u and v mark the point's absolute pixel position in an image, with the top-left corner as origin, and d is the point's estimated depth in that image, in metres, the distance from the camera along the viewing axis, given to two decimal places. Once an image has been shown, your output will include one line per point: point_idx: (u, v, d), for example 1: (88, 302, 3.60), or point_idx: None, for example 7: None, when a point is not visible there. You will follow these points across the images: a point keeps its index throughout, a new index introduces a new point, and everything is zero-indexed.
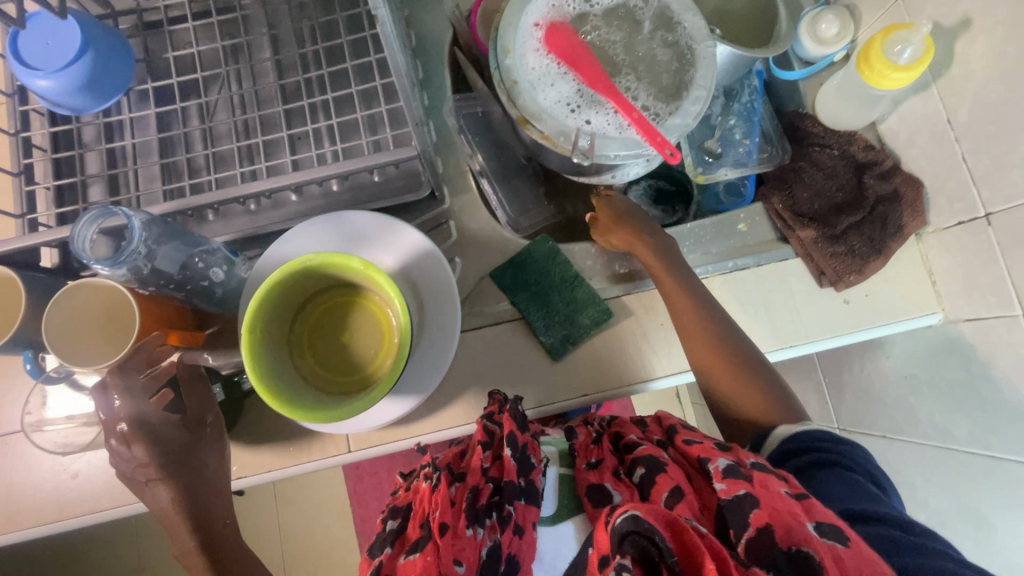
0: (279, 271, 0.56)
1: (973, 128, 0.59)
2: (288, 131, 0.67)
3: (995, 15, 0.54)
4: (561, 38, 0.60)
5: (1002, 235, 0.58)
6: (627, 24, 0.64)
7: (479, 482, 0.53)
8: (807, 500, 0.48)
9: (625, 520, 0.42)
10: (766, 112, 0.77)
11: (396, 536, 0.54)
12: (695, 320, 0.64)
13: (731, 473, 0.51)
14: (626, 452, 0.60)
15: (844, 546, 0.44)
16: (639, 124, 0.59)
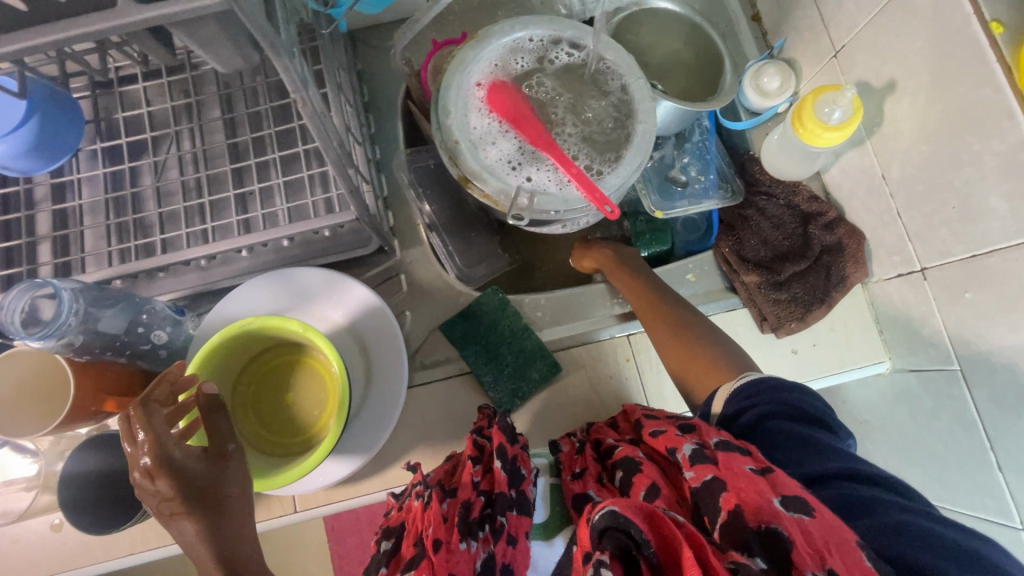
0: (219, 336, 0.56)
1: (905, 185, 0.60)
2: (237, 190, 0.68)
3: (916, 79, 0.55)
4: (503, 98, 0.60)
5: (937, 290, 0.59)
6: (571, 80, 0.63)
7: (471, 495, 0.53)
8: (772, 474, 0.45)
9: (601, 517, 0.42)
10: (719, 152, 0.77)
11: (391, 556, 0.53)
12: (679, 337, 0.64)
13: (699, 459, 0.48)
14: (607, 457, 0.56)
15: (810, 517, 0.41)
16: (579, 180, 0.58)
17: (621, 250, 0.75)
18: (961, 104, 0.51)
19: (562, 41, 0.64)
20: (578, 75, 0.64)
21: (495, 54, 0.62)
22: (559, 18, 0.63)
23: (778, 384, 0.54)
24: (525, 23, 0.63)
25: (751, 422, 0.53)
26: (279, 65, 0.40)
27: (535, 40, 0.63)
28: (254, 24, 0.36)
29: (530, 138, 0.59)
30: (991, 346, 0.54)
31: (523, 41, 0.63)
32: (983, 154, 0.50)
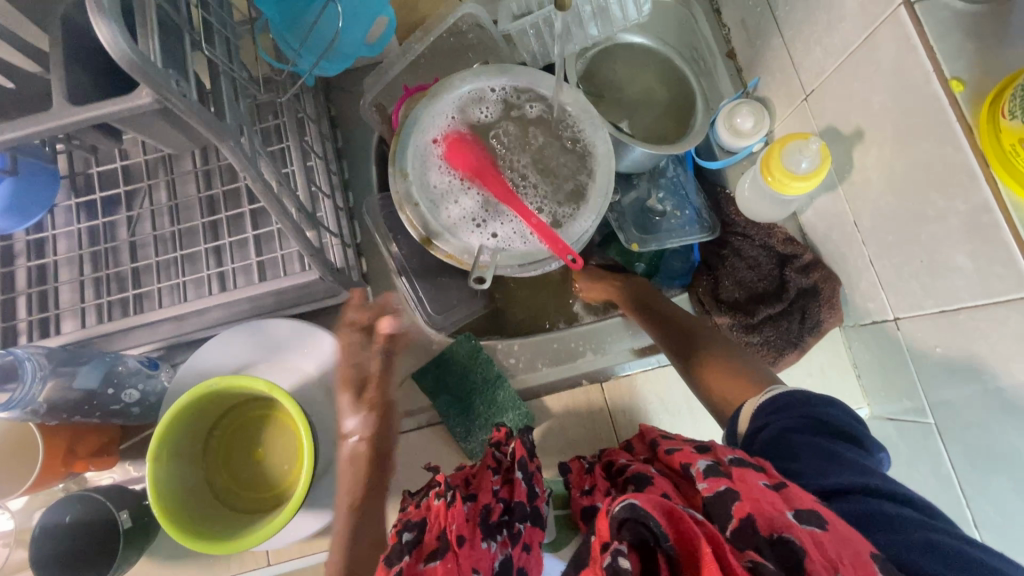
0: (186, 396, 0.56)
1: (875, 234, 0.59)
2: (210, 244, 0.69)
3: (882, 130, 0.54)
4: (462, 153, 0.59)
5: (910, 341, 0.58)
6: (531, 128, 0.63)
7: (490, 500, 0.51)
8: (785, 488, 0.44)
9: (622, 508, 0.41)
10: (694, 187, 0.75)
11: (415, 544, 0.48)
12: (713, 356, 0.63)
13: (712, 472, 0.46)
14: (618, 474, 0.56)
15: (823, 529, 0.40)
16: (541, 232, 0.58)
17: (628, 279, 0.74)
18: (925, 159, 0.50)
19: (517, 89, 0.63)
20: (538, 122, 0.63)
21: (451, 108, 0.62)
22: (516, 68, 0.63)
23: (802, 398, 0.53)
24: (477, 74, 0.62)
25: (775, 435, 0.52)
26: (226, 148, 0.41)
27: (489, 89, 0.62)
28: (194, 119, 0.36)
29: (494, 192, 0.59)
30: (964, 402, 0.53)
31: (477, 92, 0.62)
32: (947, 212, 0.49)
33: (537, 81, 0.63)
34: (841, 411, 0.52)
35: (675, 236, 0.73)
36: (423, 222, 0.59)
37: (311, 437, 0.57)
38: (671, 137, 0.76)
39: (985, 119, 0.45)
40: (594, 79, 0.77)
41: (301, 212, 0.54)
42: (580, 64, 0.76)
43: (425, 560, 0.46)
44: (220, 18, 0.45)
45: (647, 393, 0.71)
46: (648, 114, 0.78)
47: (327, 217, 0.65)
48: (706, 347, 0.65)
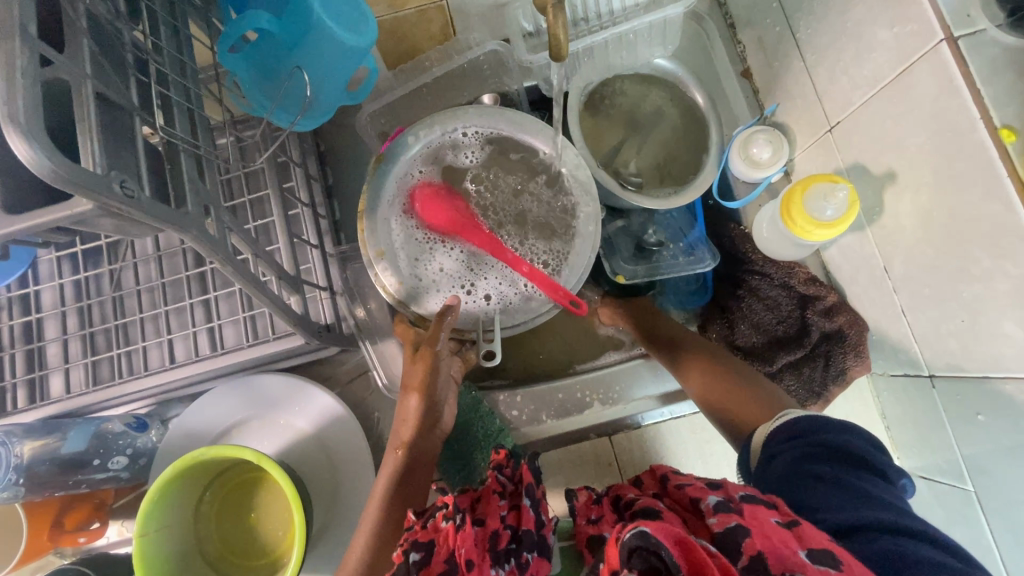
0: (172, 468, 0.53)
1: (908, 283, 0.54)
2: (194, 297, 0.65)
3: (918, 175, 0.49)
4: (438, 208, 0.58)
5: (947, 401, 0.53)
6: (505, 172, 0.61)
7: (498, 525, 0.47)
8: (799, 528, 0.40)
9: (633, 536, 0.37)
10: (689, 221, 0.72)
11: (421, 568, 0.45)
12: (729, 387, 0.59)
13: (724, 508, 0.43)
14: (625, 509, 0.50)
15: (838, 570, 0.36)
16: (536, 279, 0.57)
17: (637, 308, 0.69)
18: (969, 213, 0.45)
19: (480, 133, 0.61)
20: (511, 165, 0.61)
21: (420, 160, 0.60)
22: (491, 110, 0.60)
23: (823, 422, 0.49)
24: (433, 125, 0.60)
25: (789, 467, 0.47)
26: (190, 237, 0.37)
27: (452, 136, 0.60)
28: (148, 218, 0.33)
29: (478, 243, 0.58)
30: (1007, 475, 0.48)
31: (439, 142, 0.60)
32: (994, 273, 0.44)
33: (504, 122, 0.61)
34: (863, 441, 0.48)
35: (682, 265, 0.69)
36: (408, 293, 0.58)
37: (303, 510, 0.54)
38: (686, 175, 0.71)
39: None
40: (598, 114, 0.72)
41: (281, 278, 0.50)
42: (583, 97, 0.72)
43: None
44: (182, 86, 0.41)
45: (659, 443, 0.68)
46: (659, 151, 0.72)
47: (314, 268, 0.63)
48: (731, 381, 0.59)
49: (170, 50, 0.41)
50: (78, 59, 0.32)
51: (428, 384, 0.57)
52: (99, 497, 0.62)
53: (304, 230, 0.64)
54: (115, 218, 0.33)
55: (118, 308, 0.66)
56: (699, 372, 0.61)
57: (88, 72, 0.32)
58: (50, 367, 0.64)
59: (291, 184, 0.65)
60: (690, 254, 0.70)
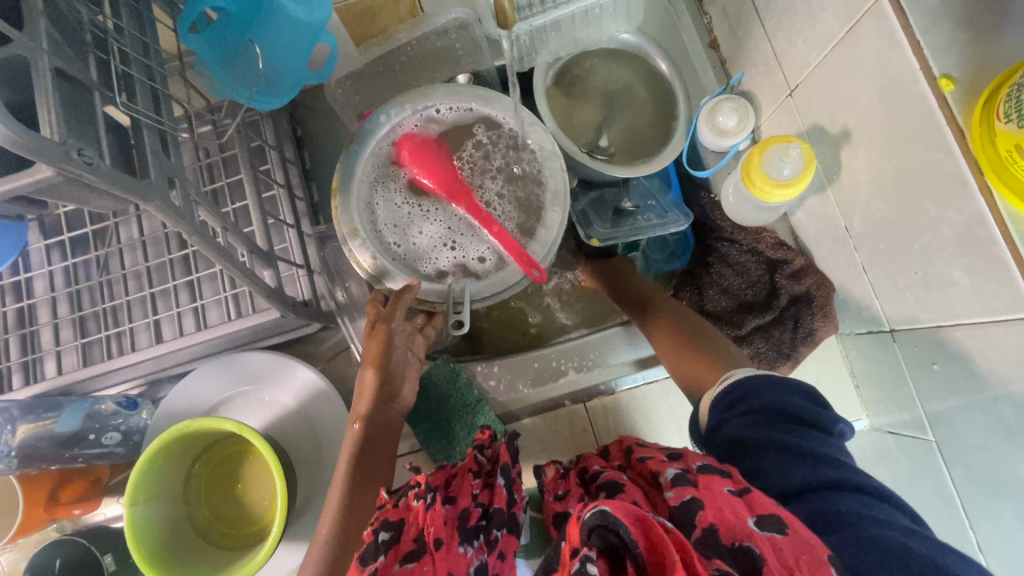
0: (157, 441, 0.56)
1: (867, 240, 0.55)
2: (178, 279, 0.67)
3: (870, 131, 0.50)
4: (422, 158, 0.60)
5: (907, 355, 0.54)
6: (475, 148, 0.63)
7: (469, 503, 0.48)
8: (750, 495, 0.40)
9: (593, 515, 0.35)
10: (659, 189, 0.73)
11: (390, 546, 0.46)
12: (697, 349, 0.59)
13: (681, 480, 0.43)
14: (591, 482, 0.51)
15: (782, 535, 0.37)
16: (504, 241, 0.59)
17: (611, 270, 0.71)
18: (915, 164, 0.46)
19: (453, 110, 0.63)
20: (478, 143, 0.63)
21: (392, 130, 0.61)
22: (459, 88, 0.62)
23: (760, 384, 0.49)
24: (402, 103, 0.61)
25: (738, 434, 0.46)
26: (153, 207, 0.39)
27: (423, 112, 0.62)
28: (106, 185, 0.34)
29: (457, 204, 0.60)
30: (963, 422, 0.49)
31: (412, 119, 0.62)
32: (940, 222, 0.45)
33: (473, 100, 0.62)
34: (803, 397, 0.48)
35: (657, 224, 0.70)
36: (381, 269, 0.59)
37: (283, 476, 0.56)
38: (654, 150, 0.72)
39: (978, 122, 0.40)
40: (566, 92, 0.73)
41: (253, 252, 0.52)
42: (550, 75, 0.72)
43: (401, 560, 0.45)
44: (143, 65, 0.43)
45: (634, 409, 0.70)
46: (627, 128, 0.73)
47: (291, 247, 0.64)
48: (689, 348, 0.60)
49: (131, 31, 0.43)
50: (35, 36, 0.34)
51: (381, 362, 0.59)
52: (93, 475, 0.64)
53: (280, 211, 0.66)
54: (75, 185, 0.35)
55: (107, 293, 0.68)
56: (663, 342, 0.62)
57: (45, 48, 0.34)
58: (43, 350, 0.67)
59: (268, 166, 0.67)
60: (665, 217, 0.72)
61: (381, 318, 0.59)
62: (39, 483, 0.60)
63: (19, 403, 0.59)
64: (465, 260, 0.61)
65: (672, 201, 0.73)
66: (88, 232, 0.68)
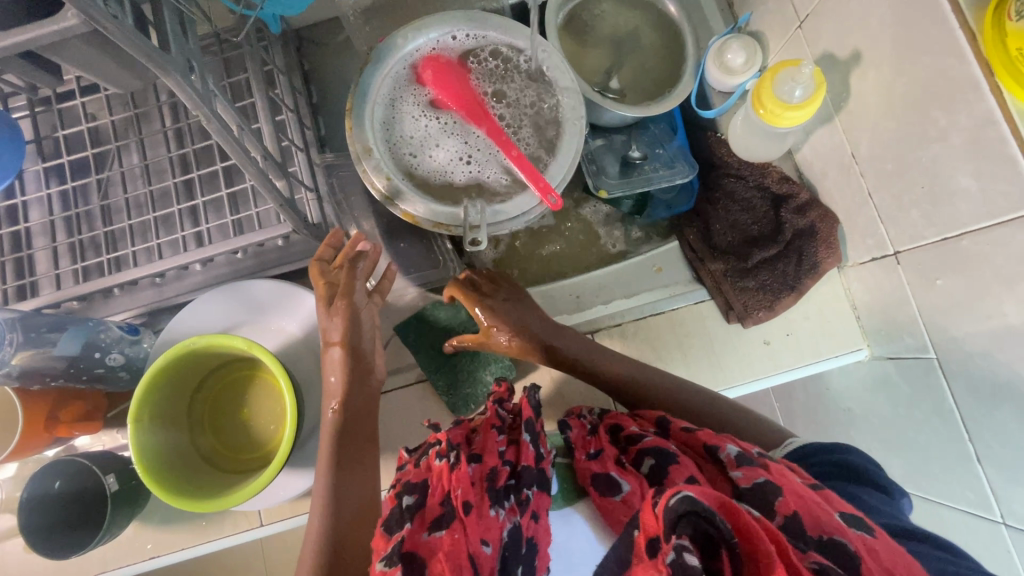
0: (164, 357, 0.55)
1: (874, 163, 0.56)
2: (181, 205, 0.66)
3: (880, 50, 0.51)
4: (445, 79, 0.61)
5: (910, 275, 0.55)
6: (491, 74, 0.63)
7: (496, 462, 0.48)
8: (825, 491, 0.43)
9: (677, 501, 0.37)
10: (666, 135, 0.74)
11: (416, 511, 0.45)
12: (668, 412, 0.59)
13: (747, 461, 0.45)
14: (629, 444, 0.52)
15: (873, 536, 0.39)
16: (522, 166, 0.59)
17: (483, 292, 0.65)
18: (926, 75, 0.47)
19: (470, 38, 0.63)
20: (495, 69, 0.63)
21: (411, 53, 0.62)
22: (476, 14, 0.63)
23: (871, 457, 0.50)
24: (420, 28, 0.62)
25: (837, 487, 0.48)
26: (174, 83, 0.38)
27: (442, 38, 0.63)
28: (133, 44, 0.34)
29: (478, 126, 0.61)
30: (965, 333, 0.51)
31: (430, 44, 0.62)
32: (949, 129, 0.46)
33: (489, 29, 0.63)
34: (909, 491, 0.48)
35: (665, 175, 0.71)
36: (394, 189, 0.60)
37: (293, 394, 0.55)
38: (664, 91, 0.73)
39: (989, 22, 0.42)
40: (577, 31, 0.74)
41: (267, 159, 0.52)
42: (561, 15, 0.73)
43: (428, 529, 0.43)
44: None
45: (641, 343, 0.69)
46: (638, 68, 0.74)
47: (300, 170, 0.63)
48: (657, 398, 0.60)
49: None
50: None
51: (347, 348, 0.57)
52: (92, 400, 0.64)
53: (288, 136, 0.65)
54: None
55: (106, 219, 0.67)
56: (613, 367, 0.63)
57: None
58: (37, 275, 0.65)
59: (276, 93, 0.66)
60: (671, 167, 0.73)
61: (342, 291, 0.57)
62: (39, 402, 0.59)
63: (21, 319, 0.58)
64: (482, 178, 0.62)
65: (678, 147, 0.73)
66: (88, 156, 0.66)
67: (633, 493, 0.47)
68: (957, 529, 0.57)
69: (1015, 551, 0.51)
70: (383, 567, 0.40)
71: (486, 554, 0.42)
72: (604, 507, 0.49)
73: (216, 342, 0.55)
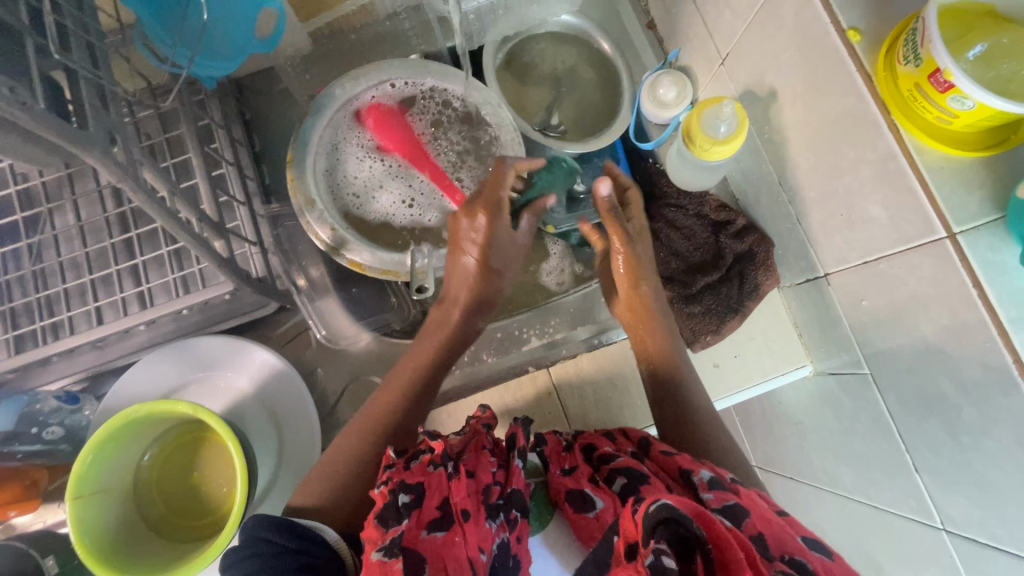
0: (105, 427, 0.53)
1: (799, 192, 0.59)
2: (120, 266, 0.65)
3: (792, 88, 0.54)
4: (387, 127, 0.62)
5: (840, 295, 0.58)
6: (434, 120, 0.65)
7: (490, 480, 0.45)
8: (788, 517, 0.43)
9: (657, 508, 0.36)
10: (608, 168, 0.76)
11: (411, 510, 0.42)
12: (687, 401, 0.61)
13: (717, 484, 0.45)
14: (602, 463, 0.52)
15: (830, 559, 0.39)
16: None
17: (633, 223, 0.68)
18: (833, 113, 0.50)
19: (408, 85, 0.64)
20: (437, 115, 0.65)
21: (353, 98, 0.63)
22: (414, 62, 0.64)
23: None
24: (358, 77, 0.62)
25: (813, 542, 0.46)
26: (93, 159, 0.38)
27: (381, 86, 0.63)
28: (45, 129, 0.34)
29: (421, 171, 0.64)
30: (892, 350, 0.54)
31: (369, 92, 0.63)
32: (857, 162, 0.49)
33: (427, 75, 0.64)
34: None
35: None
36: (339, 239, 0.60)
37: (245, 457, 0.54)
38: (604, 125, 0.75)
39: (883, 66, 0.45)
40: (517, 71, 0.76)
41: (202, 221, 0.51)
42: (500, 56, 0.75)
43: (428, 527, 0.41)
44: (79, 19, 0.43)
45: (597, 372, 0.70)
46: (578, 105, 0.76)
47: (242, 225, 0.63)
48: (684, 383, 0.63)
49: None
50: None
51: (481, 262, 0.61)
52: (30, 477, 0.59)
53: (229, 189, 0.64)
54: None
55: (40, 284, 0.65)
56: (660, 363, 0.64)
57: None
58: None
59: (216, 147, 0.66)
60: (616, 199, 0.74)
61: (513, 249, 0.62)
62: None
63: None
64: (422, 221, 0.64)
65: None
66: (17, 220, 0.64)
67: (606, 509, 0.46)
68: (906, 536, 0.59)
69: (958, 555, 0.54)
70: (380, 558, 0.39)
71: (481, 561, 0.39)
72: (576, 524, 0.47)
73: (164, 408, 0.53)
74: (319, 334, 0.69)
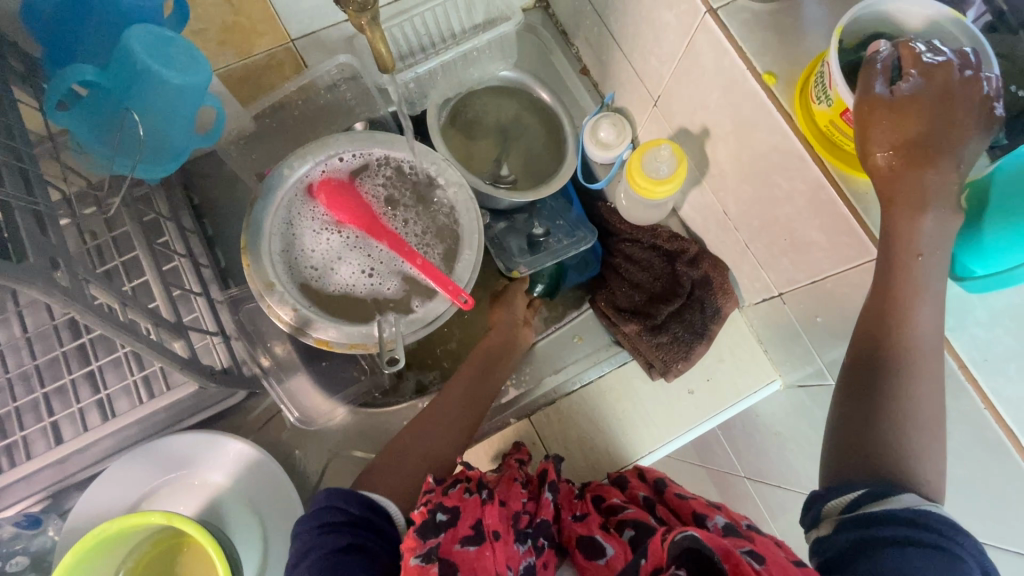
0: (71, 552, 0.50)
1: (743, 219, 0.62)
2: (74, 375, 0.62)
3: (722, 127, 0.57)
4: (340, 201, 0.62)
5: (796, 312, 0.61)
6: (387, 186, 0.66)
7: (519, 508, 0.47)
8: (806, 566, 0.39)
9: (683, 538, 0.38)
10: (562, 210, 0.78)
11: (448, 524, 0.43)
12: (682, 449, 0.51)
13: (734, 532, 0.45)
14: (610, 512, 0.53)
15: None
16: (428, 272, 0.61)
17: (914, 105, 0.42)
18: (763, 150, 0.53)
19: (357, 157, 0.65)
20: (388, 183, 0.66)
21: (302, 176, 0.63)
22: (360, 134, 0.65)
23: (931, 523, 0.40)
24: (304, 155, 0.63)
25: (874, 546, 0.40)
26: (36, 291, 0.37)
27: (329, 160, 0.64)
28: None
29: (379, 240, 0.63)
30: None
31: (318, 169, 0.63)
32: (792, 192, 0.52)
33: (375, 145, 0.65)
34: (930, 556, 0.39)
35: (568, 245, 0.75)
36: (302, 318, 0.59)
37: (226, 563, 0.51)
38: (553, 170, 0.78)
39: (800, 105, 0.48)
40: (462, 128, 0.78)
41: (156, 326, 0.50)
42: (444, 115, 0.77)
43: (461, 541, 0.42)
44: (8, 146, 0.43)
45: (577, 412, 0.71)
46: (525, 153, 0.79)
47: (201, 315, 0.62)
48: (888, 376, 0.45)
49: None
50: None
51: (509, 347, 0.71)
52: None
53: (185, 281, 0.63)
54: None
55: None
56: (874, 304, 0.45)
57: None
58: None
59: (166, 239, 0.64)
60: (573, 236, 0.77)
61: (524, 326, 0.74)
62: None
63: None
64: (383, 289, 0.63)
65: (576, 217, 0.78)
66: None
67: (615, 556, 0.46)
68: None
69: None
70: (418, 563, 0.40)
71: None
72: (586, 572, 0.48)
73: (133, 520, 0.50)
74: (288, 414, 0.68)
